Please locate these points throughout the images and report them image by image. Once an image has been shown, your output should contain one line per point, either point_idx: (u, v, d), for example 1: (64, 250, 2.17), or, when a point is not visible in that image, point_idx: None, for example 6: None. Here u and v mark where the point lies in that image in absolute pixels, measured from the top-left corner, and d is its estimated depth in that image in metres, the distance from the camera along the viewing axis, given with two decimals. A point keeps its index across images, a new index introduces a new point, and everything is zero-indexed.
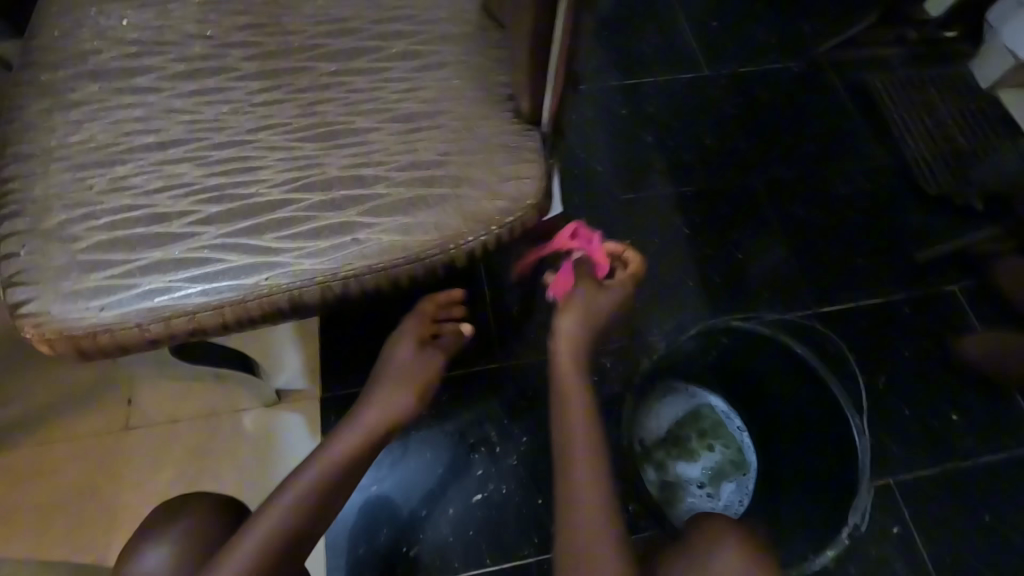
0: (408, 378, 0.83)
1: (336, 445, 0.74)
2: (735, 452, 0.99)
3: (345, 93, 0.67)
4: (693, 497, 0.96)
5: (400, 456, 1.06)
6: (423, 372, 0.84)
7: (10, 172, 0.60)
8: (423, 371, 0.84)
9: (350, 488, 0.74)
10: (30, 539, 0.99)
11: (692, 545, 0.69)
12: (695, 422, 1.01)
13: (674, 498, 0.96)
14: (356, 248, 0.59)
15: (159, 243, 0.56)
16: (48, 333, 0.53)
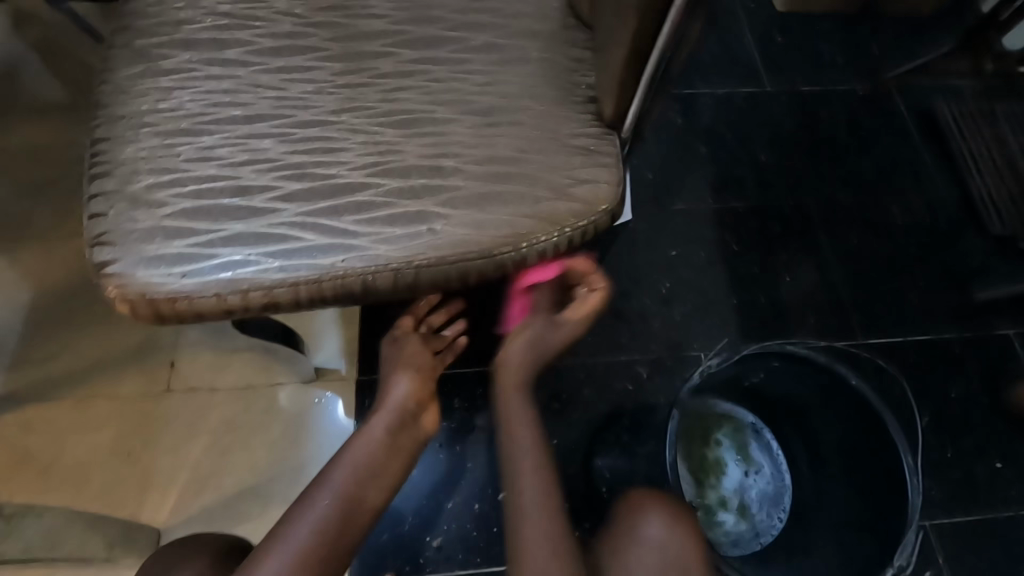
0: (398, 367, 0.80)
1: (353, 444, 0.72)
2: (732, 422, 0.97)
3: (426, 81, 0.67)
4: (755, 488, 0.95)
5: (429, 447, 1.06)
6: (412, 356, 0.82)
7: (100, 134, 0.61)
8: (406, 356, 0.82)
9: (380, 487, 0.70)
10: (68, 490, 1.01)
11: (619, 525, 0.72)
12: (695, 437, 0.96)
13: (748, 509, 0.93)
14: (430, 237, 0.58)
15: (241, 216, 0.56)
16: (131, 294, 0.54)
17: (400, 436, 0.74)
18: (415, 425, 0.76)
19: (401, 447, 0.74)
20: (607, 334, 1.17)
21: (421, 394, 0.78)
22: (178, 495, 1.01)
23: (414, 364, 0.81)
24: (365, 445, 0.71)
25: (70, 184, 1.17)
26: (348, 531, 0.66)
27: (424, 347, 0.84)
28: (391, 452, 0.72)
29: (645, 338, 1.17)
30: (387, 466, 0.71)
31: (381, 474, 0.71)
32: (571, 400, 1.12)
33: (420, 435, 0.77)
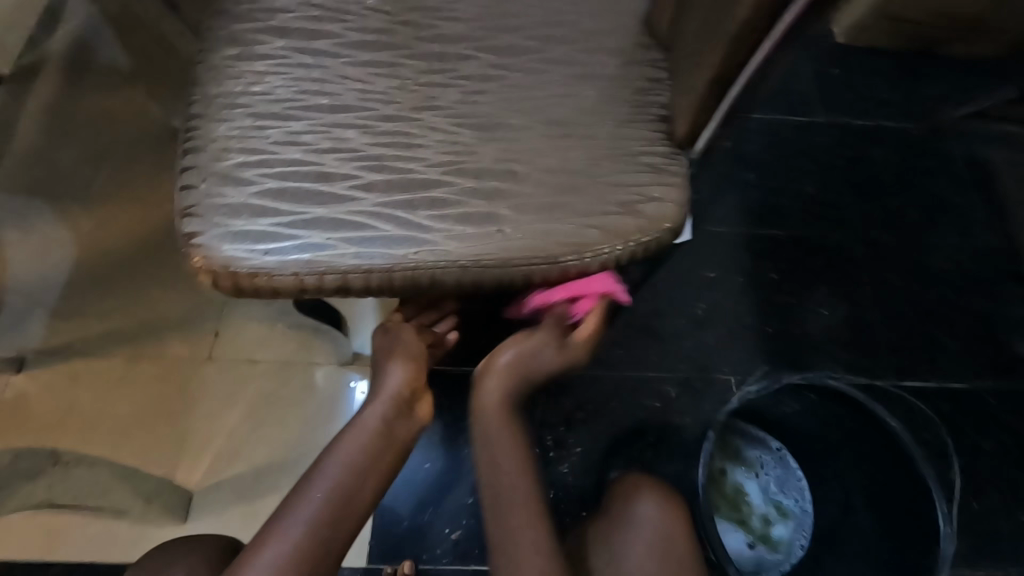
0: (391, 358, 0.79)
1: (348, 435, 0.70)
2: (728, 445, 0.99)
3: (504, 86, 0.69)
4: (774, 483, 0.98)
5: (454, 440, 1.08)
6: (405, 348, 0.80)
7: (195, 111, 0.65)
8: (398, 348, 0.80)
9: (377, 474, 0.68)
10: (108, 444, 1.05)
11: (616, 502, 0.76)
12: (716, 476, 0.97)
13: (786, 508, 0.96)
14: (499, 238, 0.60)
15: (323, 201, 0.59)
16: (215, 265, 0.57)
17: (396, 425, 0.72)
18: (410, 415, 0.75)
19: (397, 436, 0.72)
20: (637, 348, 1.17)
21: (418, 381, 0.77)
22: (209, 460, 1.04)
23: (406, 355, 0.79)
24: (360, 435, 0.70)
25: (131, 151, 1.21)
26: (340, 524, 0.64)
27: (418, 338, 0.83)
28: (388, 440, 0.71)
29: (675, 357, 1.17)
30: (382, 455, 0.70)
31: (375, 465, 0.69)
32: (598, 410, 1.13)
33: (415, 425, 0.75)
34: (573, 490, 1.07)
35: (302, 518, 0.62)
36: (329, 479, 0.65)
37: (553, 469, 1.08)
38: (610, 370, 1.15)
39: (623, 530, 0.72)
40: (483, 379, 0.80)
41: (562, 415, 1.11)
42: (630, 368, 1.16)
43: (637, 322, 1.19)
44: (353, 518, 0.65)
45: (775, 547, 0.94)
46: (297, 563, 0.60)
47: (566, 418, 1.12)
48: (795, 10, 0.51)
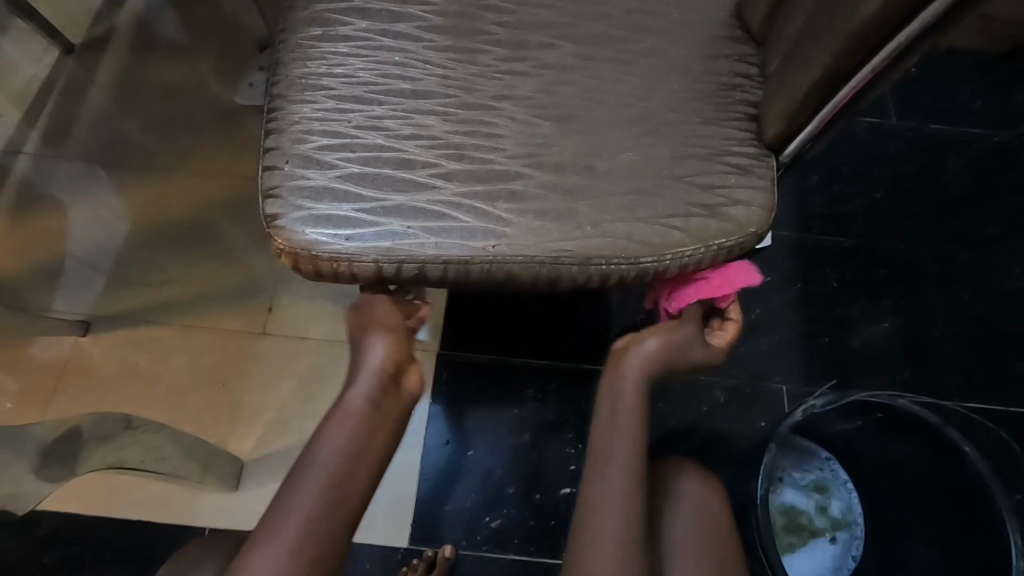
0: (366, 333, 0.69)
1: (333, 423, 0.63)
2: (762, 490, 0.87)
3: (587, 77, 0.66)
4: (802, 473, 0.92)
5: (498, 429, 1.08)
6: (382, 318, 0.70)
7: (277, 91, 0.64)
8: (371, 323, 0.70)
9: (367, 464, 0.61)
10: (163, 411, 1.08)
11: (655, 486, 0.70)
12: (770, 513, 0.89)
13: (824, 487, 0.92)
14: (579, 235, 0.59)
15: (403, 188, 0.59)
16: (296, 248, 0.57)
17: (384, 404, 0.65)
18: (399, 389, 0.67)
19: (387, 416, 0.65)
20: None
21: (400, 353, 0.69)
22: (262, 431, 1.07)
23: (384, 325, 0.70)
24: (347, 420, 0.63)
25: (195, 125, 1.23)
26: (341, 518, 0.57)
27: (395, 307, 0.71)
28: (372, 425, 0.63)
29: (724, 361, 1.14)
30: (374, 439, 0.62)
31: (368, 451, 0.62)
32: (644, 409, 1.11)
33: (406, 399, 0.67)
34: None
35: (298, 515, 0.56)
36: (322, 471, 0.59)
37: None
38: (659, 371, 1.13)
39: (663, 501, 0.68)
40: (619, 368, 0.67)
41: None
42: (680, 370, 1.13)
43: None
44: (353, 508, 0.58)
45: (837, 526, 0.90)
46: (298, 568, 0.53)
47: None
48: (928, 15, 0.48)
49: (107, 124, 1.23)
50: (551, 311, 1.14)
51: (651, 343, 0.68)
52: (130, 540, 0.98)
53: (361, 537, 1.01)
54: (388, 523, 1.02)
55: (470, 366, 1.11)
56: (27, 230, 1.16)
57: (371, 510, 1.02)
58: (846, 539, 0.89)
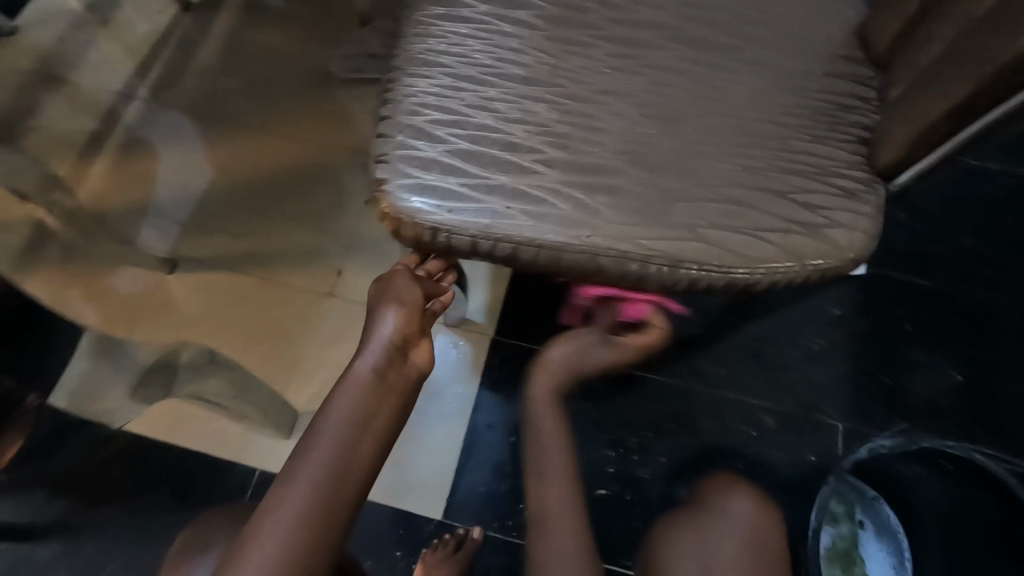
0: (379, 306, 0.65)
1: (339, 393, 0.60)
2: None
3: (697, 82, 0.66)
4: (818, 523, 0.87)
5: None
6: (397, 292, 0.65)
7: (395, 63, 0.67)
8: (387, 298, 0.65)
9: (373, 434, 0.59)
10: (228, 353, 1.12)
11: (706, 504, 0.72)
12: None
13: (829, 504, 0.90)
14: (673, 237, 0.59)
15: (508, 169, 0.60)
16: (400, 214, 0.59)
17: (391, 374, 0.62)
18: (404, 361, 0.63)
19: (392, 389, 0.61)
20: (743, 374, 1.12)
21: (413, 328, 0.64)
22: (317, 387, 1.10)
23: (394, 299, 0.64)
24: (351, 390, 0.60)
25: (290, 91, 1.28)
26: (344, 488, 0.56)
27: (414, 285, 0.66)
28: (379, 396, 0.60)
29: (778, 390, 1.11)
30: (380, 410, 0.60)
31: (372, 421, 0.59)
32: (691, 424, 1.10)
33: (412, 373, 0.64)
34: (651, 496, 1.06)
35: (305, 482, 0.55)
36: (325, 441, 0.57)
37: (634, 473, 1.07)
38: (710, 389, 1.11)
39: (715, 521, 0.69)
40: (542, 374, 0.75)
41: (653, 421, 1.09)
42: (732, 392, 1.11)
43: (746, 345, 1.14)
44: (356, 479, 0.57)
45: (854, 514, 0.92)
46: (303, 540, 0.52)
47: (657, 425, 1.09)
48: None
49: (210, 81, 1.29)
50: None
51: (561, 350, 0.76)
52: (192, 469, 1.05)
53: (377, 497, 1.03)
54: (415, 494, 1.04)
55: (522, 356, 1.11)
56: (129, 170, 1.22)
57: (410, 479, 1.05)
58: (865, 514, 0.93)
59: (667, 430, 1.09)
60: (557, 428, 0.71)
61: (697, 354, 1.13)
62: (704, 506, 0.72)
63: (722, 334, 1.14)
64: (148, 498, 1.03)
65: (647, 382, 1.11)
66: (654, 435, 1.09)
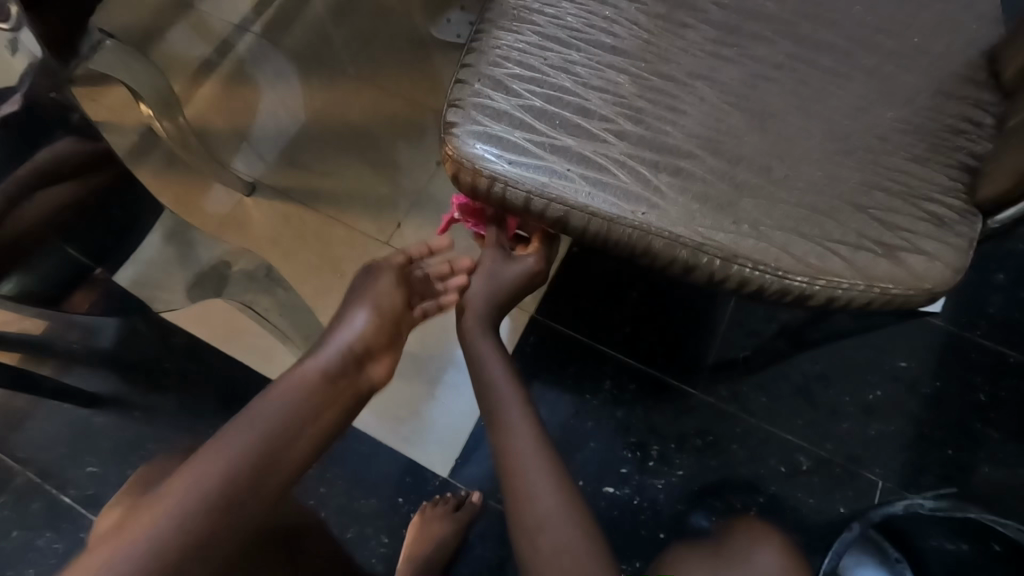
0: (356, 300, 0.71)
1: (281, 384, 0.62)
2: None
3: (794, 82, 0.62)
4: None
5: (566, 407, 1.08)
6: (375, 290, 0.72)
7: (488, 15, 0.67)
8: (370, 289, 0.72)
9: (307, 438, 0.60)
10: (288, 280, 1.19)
11: (734, 548, 0.64)
12: None
13: None
14: (734, 231, 0.57)
15: (576, 133, 0.60)
16: (463, 159, 0.60)
17: (342, 380, 0.65)
18: (359, 372, 0.66)
19: (339, 394, 0.64)
20: (783, 407, 1.06)
21: (377, 340, 0.69)
22: None
23: (372, 294, 0.71)
24: (296, 387, 0.62)
25: (389, 48, 1.31)
26: (264, 485, 0.56)
27: (396, 285, 0.73)
28: (322, 400, 0.62)
29: (817, 432, 1.05)
30: (319, 415, 0.61)
31: (310, 424, 0.61)
32: (718, 445, 1.05)
33: (365, 384, 0.67)
34: (662, 509, 1.03)
35: (227, 454, 0.55)
36: (254, 420, 0.58)
37: (647, 481, 1.04)
38: (746, 415, 1.06)
39: (736, 567, 0.62)
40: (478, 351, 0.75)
41: (678, 434, 1.06)
42: (768, 422, 1.06)
43: (793, 379, 1.08)
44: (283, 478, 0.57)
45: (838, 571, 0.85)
46: (206, 505, 0.52)
47: (681, 439, 1.06)
48: None
49: (318, 25, 1.34)
50: (650, 315, 1.12)
51: (474, 281, 0.78)
52: (235, 376, 1.12)
53: (392, 441, 1.06)
54: (428, 448, 1.06)
55: (558, 338, 1.11)
56: (233, 97, 1.30)
57: (426, 432, 1.07)
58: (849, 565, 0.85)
59: (690, 445, 1.05)
60: (525, 412, 0.69)
61: (739, 374, 1.08)
62: (731, 549, 0.64)
63: (769, 359, 1.08)
64: (192, 393, 1.11)
65: (677, 392, 1.08)
66: (675, 447, 1.05)
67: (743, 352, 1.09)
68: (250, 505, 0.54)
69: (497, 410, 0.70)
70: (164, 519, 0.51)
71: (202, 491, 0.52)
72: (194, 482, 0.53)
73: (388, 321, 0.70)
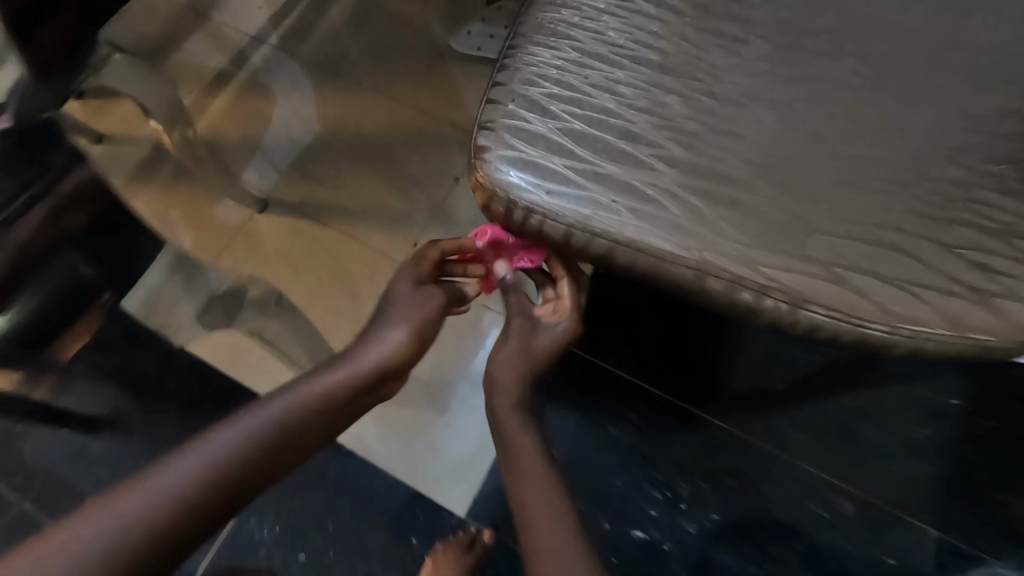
0: (396, 318, 0.70)
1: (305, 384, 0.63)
2: None
3: (865, 102, 0.56)
4: None
5: (587, 442, 1.00)
6: (414, 311, 0.71)
7: (522, 28, 0.62)
8: (412, 309, 0.70)
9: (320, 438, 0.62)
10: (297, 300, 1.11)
11: None
12: None
13: None
14: (803, 271, 0.50)
15: (621, 160, 0.54)
16: (495, 187, 0.54)
17: (362, 395, 0.66)
18: (378, 389, 0.68)
19: (354, 408, 0.65)
20: (823, 445, 0.98)
21: (405, 360, 0.69)
22: None
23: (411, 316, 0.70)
24: (322, 390, 0.63)
25: (408, 59, 1.25)
26: (270, 470, 0.58)
27: (433, 295, 0.73)
28: (340, 410, 0.64)
29: (862, 475, 0.97)
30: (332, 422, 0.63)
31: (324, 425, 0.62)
32: (755, 486, 0.97)
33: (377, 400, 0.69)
34: (694, 555, 0.95)
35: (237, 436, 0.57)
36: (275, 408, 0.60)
37: (677, 524, 0.97)
38: (786, 453, 0.98)
39: None
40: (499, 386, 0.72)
41: (711, 472, 0.98)
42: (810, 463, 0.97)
43: (836, 416, 0.99)
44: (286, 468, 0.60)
45: None
46: (217, 473, 0.55)
47: (714, 478, 0.98)
48: None
49: (333, 36, 1.28)
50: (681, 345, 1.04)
51: (507, 348, 0.74)
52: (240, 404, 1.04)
53: (406, 475, 1.00)
54: (444, 484, 1.00)
55: (581, 366, 1.03)
56: (246, 108, 1.24)
57: (442, 466, 1.00)
58: None
59: (724, 486, 0.98)
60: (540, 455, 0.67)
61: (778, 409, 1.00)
62: None
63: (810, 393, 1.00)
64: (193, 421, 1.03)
65: (710, 426, 1.00)
66: (708, 487, 0.98)
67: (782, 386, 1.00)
68: (241, 490, 0.56)
69: (512, 446, 0.68)
70: (177, 472, 0.54)
71: (217, 459, 0.55)
72: (213, 446, 0.56)
73: (416, 352, 0.70)
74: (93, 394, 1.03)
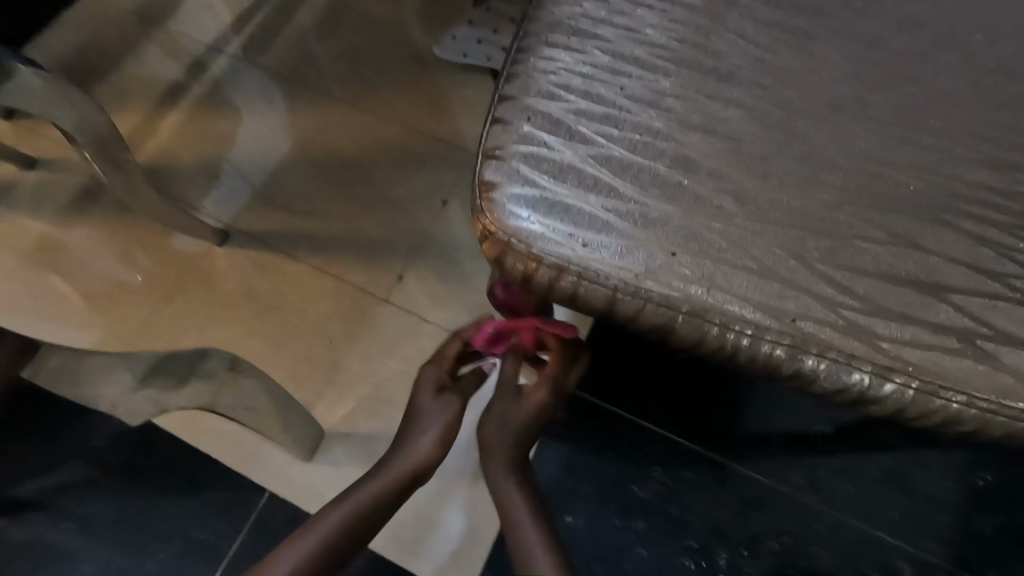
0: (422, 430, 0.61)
1: (354, 493, 0.56)
2: None
3: (984, 113, 0.43)
4: None
5: (597, 506, 0.82)
6: (441, 422, 0.61)
7: (532, 23, 0.48)
8: (439, 422, 0.61)
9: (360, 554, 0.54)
10: (263, 349, 0.92)
11: None
12: None
13: None
14: (933, 343, 0.38)
15: (677, 197, 0.41)
16: (512, 237, 0.41)
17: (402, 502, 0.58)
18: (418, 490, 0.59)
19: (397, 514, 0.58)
20: (876, 499, 0.82)
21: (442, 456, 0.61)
22: (354, 406, 0.89)
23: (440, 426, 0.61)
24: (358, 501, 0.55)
25: (385, 68, 1.09)
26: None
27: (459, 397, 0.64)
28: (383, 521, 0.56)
29: (933, 538, 0.80)
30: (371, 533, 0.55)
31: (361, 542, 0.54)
32: (811, 552, 0.80)
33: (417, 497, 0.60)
34: None
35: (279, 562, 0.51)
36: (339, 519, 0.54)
37: None
38: (852, 513, 0.81)
39: None
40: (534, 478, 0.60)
41: (755, 533, 0.81)
42: (878, 519, 0.81)
43: None
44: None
45: None
46: None
47: (759, 541, 0.80)
48: None
49: (299, 40, 1.12)
50: (710, 384, 0.86)
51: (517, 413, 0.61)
52: (194, 477, 0.85)
53: (392, 555, 0.79)
54: (442, 567, 0.79)
55: (599, 415, 0.86)
56: (200, 126, 1.06)
57: (439, 544, 0.80)
58: None
59: (769, 553, 0.80)
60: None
61: (841, 463, 0.83)
62: None
63: (873, 441, 0.84)
64: (136, 501, 0.84)
65: (748, 480, 0.83)
66: (748, 555, 0.80)
67: (845, 435, 0.84)
68: None
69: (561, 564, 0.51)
70: None
71: None
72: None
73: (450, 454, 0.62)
74: (15, 472, 0.85)
